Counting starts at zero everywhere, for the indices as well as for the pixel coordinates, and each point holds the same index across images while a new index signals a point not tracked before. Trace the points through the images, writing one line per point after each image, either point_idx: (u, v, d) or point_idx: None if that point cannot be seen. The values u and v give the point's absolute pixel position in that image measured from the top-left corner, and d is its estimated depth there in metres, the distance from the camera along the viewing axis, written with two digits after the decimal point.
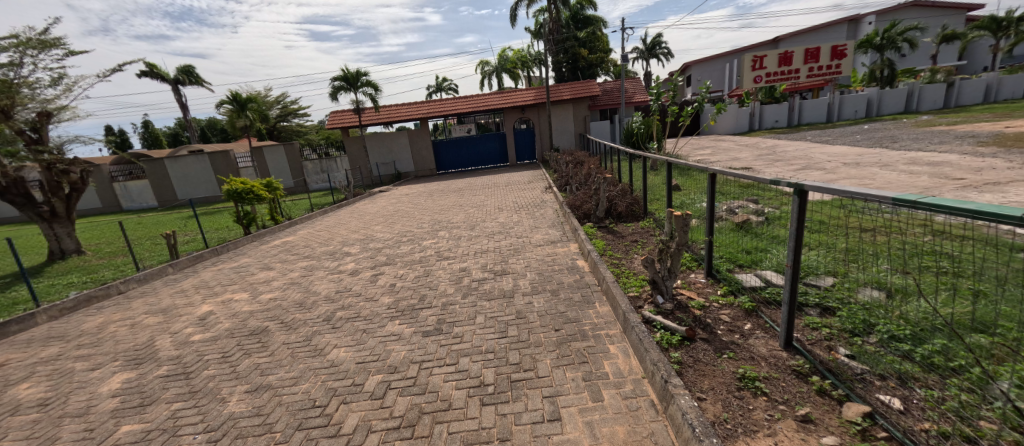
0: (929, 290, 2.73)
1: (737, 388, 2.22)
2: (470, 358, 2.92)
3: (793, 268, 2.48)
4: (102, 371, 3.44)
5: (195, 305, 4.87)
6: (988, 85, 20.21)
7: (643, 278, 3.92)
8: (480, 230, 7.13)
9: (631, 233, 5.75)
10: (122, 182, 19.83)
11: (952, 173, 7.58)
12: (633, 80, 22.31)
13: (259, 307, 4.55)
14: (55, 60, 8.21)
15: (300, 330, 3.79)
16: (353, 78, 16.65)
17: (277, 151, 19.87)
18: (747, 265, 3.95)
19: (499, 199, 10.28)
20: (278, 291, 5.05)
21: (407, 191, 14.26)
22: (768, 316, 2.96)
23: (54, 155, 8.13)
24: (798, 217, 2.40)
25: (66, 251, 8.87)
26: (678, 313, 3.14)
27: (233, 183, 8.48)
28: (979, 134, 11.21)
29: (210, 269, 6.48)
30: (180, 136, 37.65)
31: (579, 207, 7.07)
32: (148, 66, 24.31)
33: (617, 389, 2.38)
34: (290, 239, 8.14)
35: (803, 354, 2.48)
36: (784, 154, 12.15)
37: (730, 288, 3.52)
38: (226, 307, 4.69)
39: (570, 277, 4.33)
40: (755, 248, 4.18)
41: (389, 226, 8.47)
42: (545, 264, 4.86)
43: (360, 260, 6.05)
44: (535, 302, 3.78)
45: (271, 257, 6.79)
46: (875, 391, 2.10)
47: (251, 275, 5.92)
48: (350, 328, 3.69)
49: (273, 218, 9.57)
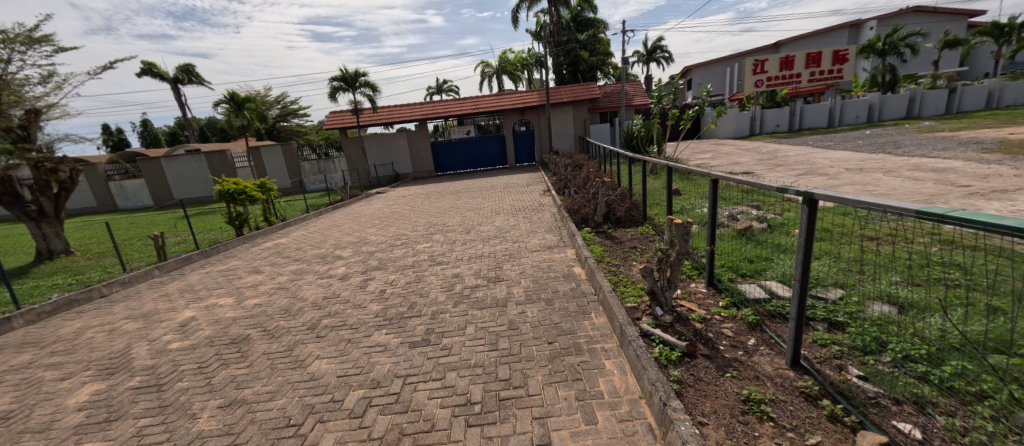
0: (941, 307, 2.59)
1: (740, 412, 2.06)
2: (458, 372, 2.75)
3: (801, 281, 2.29)
4: (73, 382, 3.28)
5: (177, 311, 4.70)
6: (990, 91, 20.14)
7: (642, 287, 3.75)
8: (475, 234, 6.95)
9: (630, 239, 5.61)
10: (118, 181, 19.72)
11: (958, 180, 7.45)
12: (635, 83, 22.15)
13: (243, 313, 4.38)
14: (44, 57, 8.05)
15: (283, 339, 3.62)
16: (351, 78, 16.51)
17: (274, 151, 19.63)
18: (750, 274, 3.80)
19: (496, 202, 10.11)
20: (265, 296, 4.87)
21: (405, 193, 14.12)
22: (773, 330, 2.79)
23: (43, 153, 7.95)
24: (807, 229, 2.19)
25: (54, 251, 8.71)
26: (678, 326, 2.97)
27: (225, 184, 8.31)
28: (983, 140, 11.12)
29: (197, 272, 6.30)
30: (179, 135, 37.65)
31: (577, 212, 6.91)
32: (147, 65, 24.26)
33: (612, 410, 2.22)
34: (282, 241, 7.97)
35: (812, 374, 2.29)
36: (786, 158, 12.02)
37: (732, 300, 3.32)
38: (210, 312, 4.51)
39: (566, 285, 4.18)
40: (757, 257, 4.08)
41: (383, 228, 8.30)
42: (541, 271, 4.70)
43: (351, 264, 5.90)
44: (529, 312, 3.61)
45: (261, 260, 6.64)
46: (892, 418, 1.93)
47: (239, 278, 5.77)
48: (335, 338, 3.52)
49: (266, 219, 9.42)
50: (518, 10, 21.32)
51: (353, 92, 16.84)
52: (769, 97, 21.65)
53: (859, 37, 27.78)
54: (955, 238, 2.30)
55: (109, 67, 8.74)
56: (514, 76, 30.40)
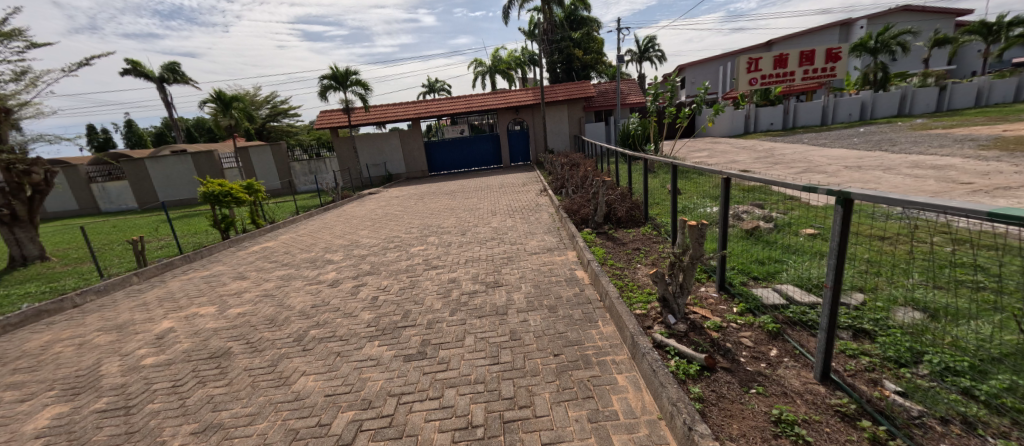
0: (977, 312, 2.41)
1: (773, 435, 1.85)
2: (457, 390, 2.53)
3: (834, 289, 2.07)
4: (33, 404, 3.00)
5: (155, 321, 4.40)
6: (979, 89, 20.34)
7: (650, 293, 3.56)
8: (471, 236, 6.70)
9: (632, 240, 5.43)
10: (101, 183, 19.14)
11: (959, 177, 7.38)
12: (630, 81, 22.04)
13: (225, 324, 4.10)
14: (15, 52, 7.65)
15: (266, 353, 3.36)
16: (342, 77, 16.18)
17: (263, 152, 19.21)
18: (763, 277, 3.62)
19: (492, 202, 9.88)
20: (249, 305, 4.58)
21: (398, 194, 13.82)
22: (797, 340, 2.59)
23: (14, 154, 7.55)
24: (842, 232, 1.98)
25: (29, 257, 8.30)
26: (693, 336, 2.76)
27: (210, 185, 7.99)
28: (978, 137, 11.14)
29: (179, 278, 5.98)
30: (166, 136, 36.86)
31: (576, 212, 6.69)
32: (131, 64, 23.66)
33: (629, 434, 2.01)
34: (270, 245, 7.65)
35: (846, 390, 2.10)
36: (783, 156, 11.96)
37: (747, 306, 3.13)
38: (190, 323, 4.23)
39: (569, 290, 3.96)
40: (766, 259, 3.93)
41: (376, 230, 8.04)
42: (541, 275, 4.48)
43: (342, 269, 5.62)
44: (532, 320, 3.39)
45: (247, 265, 6.34)
46: (942, 440, 1.73)
47: (222, 285, 5.48)
48: (323, 351, 3.27)
49: (253, 221, 9.11)
50: (510, 8, 21.03)
51: (343, 90, 16.50)
52: (762, 96, 21.73)
53: (850, 36, 27.98)
54: (982, 239, 2.17)
55: (85, 63, 8.35)
56: (507, 75, 30.23)
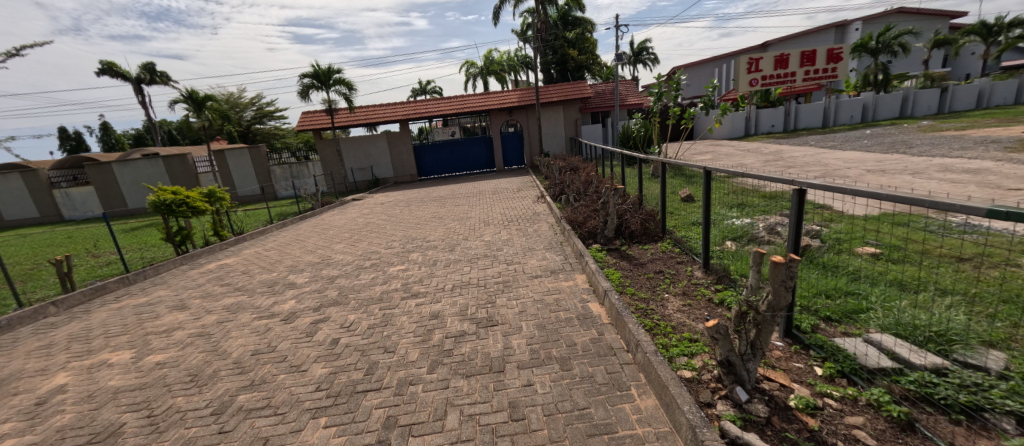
0: None
1: None
2: None
3: None
4: None
5: (47, 375, 3.39)
6: (981, 91, 20.04)
7: (694, 343, 2.67)
8: (461, 252, 5.78)
9: (651, 260, 4.55)
10: (64, 189, 17.82)
11: (1002, 182, 6.67)
12: (627, 83, 21.33)
13: (133, 381, 3.12)
14: None
15: (166, 436, 2.39)
16: (324, 75, 15.16)
17: (241, 155, 18.05)
18: (841, 319, 2.77)
19: (485, 210, 9.00)
20: (175, 350, 3.59)
21: (383, 200, 12.82)
22: (945, 437, 1.71)
23: None
24: None
25: None
26: (779, 424, 1.88)
27: (161, 194, 6.94)
28: (999, 139, 10.55)
29: (106, 308, 4.95)
30: (145, 139, 35.40)
31: (582, 224, 5.80)
32: (104, 63, 22.39)
33: None
34: (228, 263, 6.63)
35: None
36: (794, 159, 11.27)
37: (838, 367, 2.27)
38: (90, 378, 3.24)
39: (584, 334, 3.05)
40: (836, 291, 3.10)
41: (353, 244, 7.10)
42: (547, 308, 3.58)
43: (304, 297, 4.64)
44: (539, 384, 2.48)
45: (193, 290, 5.32)
46: None
47: (154, 318, 4.47)
48: (244, 436, 2.30)
49: (216, 233, 8.10)
50: (502, 7, 20.21)
51: (326, 90, 15.48)
52: (762, 97, 21.34)
53: (847, 38, 27.70)
54: None
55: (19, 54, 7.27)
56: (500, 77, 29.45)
